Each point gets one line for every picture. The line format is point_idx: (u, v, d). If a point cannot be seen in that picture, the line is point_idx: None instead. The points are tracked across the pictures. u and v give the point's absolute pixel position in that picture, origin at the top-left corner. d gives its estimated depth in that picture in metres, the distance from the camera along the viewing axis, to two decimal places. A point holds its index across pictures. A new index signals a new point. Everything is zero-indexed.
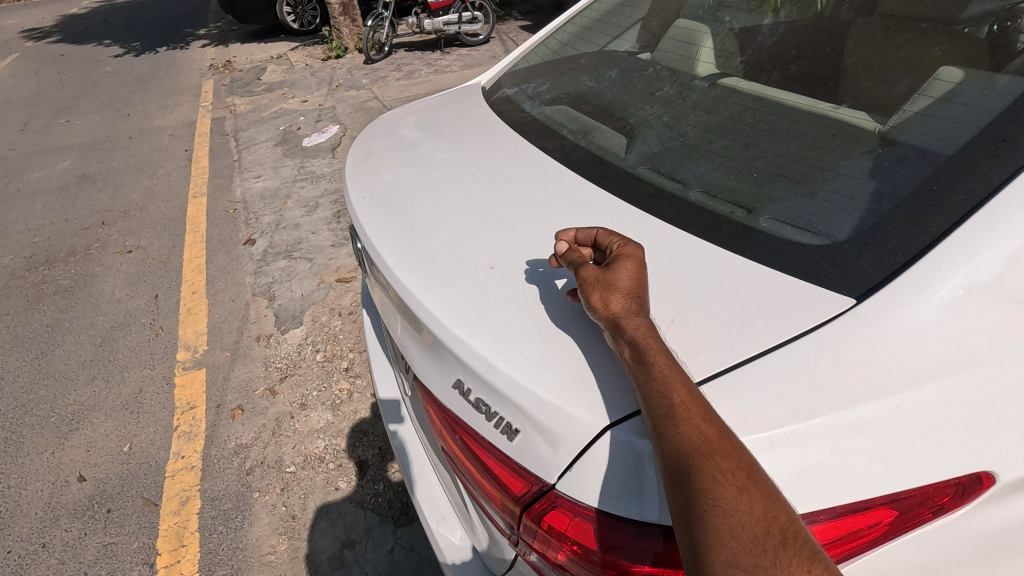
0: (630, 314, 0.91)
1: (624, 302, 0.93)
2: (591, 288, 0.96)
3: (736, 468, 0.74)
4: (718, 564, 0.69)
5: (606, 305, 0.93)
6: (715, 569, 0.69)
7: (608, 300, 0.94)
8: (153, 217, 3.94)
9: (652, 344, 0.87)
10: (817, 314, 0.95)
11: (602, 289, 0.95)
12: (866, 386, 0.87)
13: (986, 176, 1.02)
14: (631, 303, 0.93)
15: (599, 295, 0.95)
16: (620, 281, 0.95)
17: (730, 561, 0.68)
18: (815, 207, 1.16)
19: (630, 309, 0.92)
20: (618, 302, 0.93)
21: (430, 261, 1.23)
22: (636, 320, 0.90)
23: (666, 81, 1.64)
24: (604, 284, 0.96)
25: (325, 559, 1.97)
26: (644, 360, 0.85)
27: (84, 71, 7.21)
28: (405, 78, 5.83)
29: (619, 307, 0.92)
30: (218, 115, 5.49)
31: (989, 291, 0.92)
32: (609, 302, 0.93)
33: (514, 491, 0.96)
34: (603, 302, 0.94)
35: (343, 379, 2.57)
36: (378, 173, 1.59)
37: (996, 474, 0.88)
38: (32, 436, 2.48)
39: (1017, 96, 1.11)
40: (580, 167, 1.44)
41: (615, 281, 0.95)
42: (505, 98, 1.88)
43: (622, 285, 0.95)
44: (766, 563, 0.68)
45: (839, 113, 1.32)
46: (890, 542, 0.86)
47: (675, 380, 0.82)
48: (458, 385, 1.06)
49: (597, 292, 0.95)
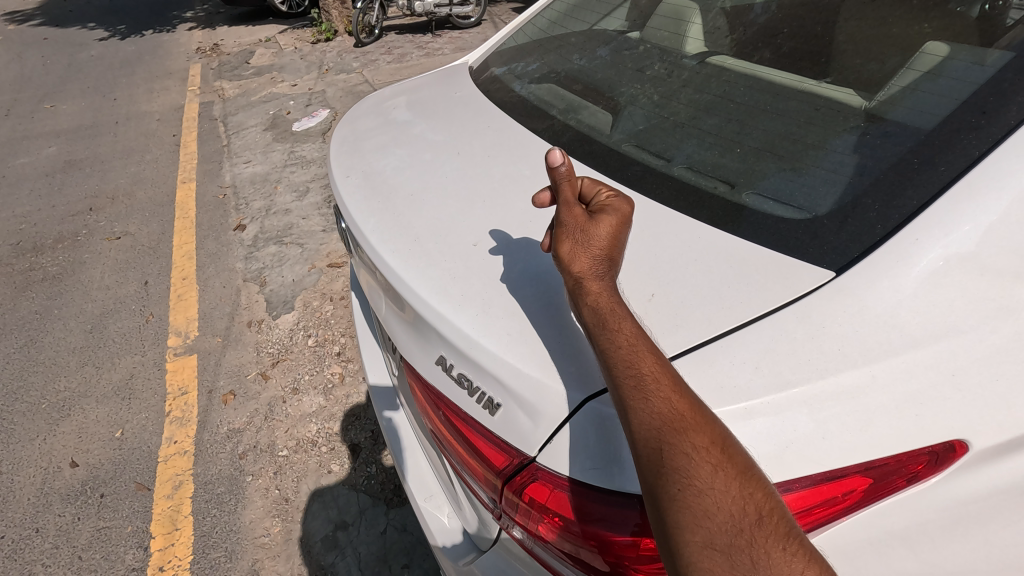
0: (593, 278, 0.91)
1: (592, 263, 0.92)
2: (565, 237, 0.95)
3: (710, 444, 0.75)
4: (693, 544, 0.70)
5: (572, 261, 0.93)
6: (689, 549, 0.70)
7: (575, 254, 0.93)
8: (142, 203, 3.90)
9: (617, 311, 0.87)
10: (796, 287, 0.96)
11: (576, 241, 0.94)
12: (844, 357, 0.87)
13: (966, 148, 1.03)
14: (599, 264, 0.92)
15: (570, 247, 0.94)
16: (594, 239, 0.93)
17: (705, 542, 0.70)
18: (799, 182, 1.16)
19: (595, 271, 0.91)
20: (585, 261, 0.92)
21: (415, 240, 1.22)
22: (599, 284, 0.90)
23: (655, 59, 1.63)
24: (579, 236, 0.94)
25: (319, 540, 1.98)
26: (608, 327, 0.85)
27: (69, 55, 7.07)
28: (396, 61, 5.75)
29: (584, 267, 0.92)
30: (206, 100, 5.41)
31: (966, 262, 0.93)
32: (575, 257, 0.93)
33: (496, 464, 0.97)
34: (570, 257, 0.93)
35: (335, 363, 2.57)
36: (365, 153, 1.57)
37: (969, 442, 0.89)
38: (24, 423, 2.47)
39: (1000, 69, 1.11)
40: (567, 146, 1.43)
41: (589, 238, 0.94)
42: (493, 77, 1.86)
43: (595, 243, 0.93)
44: (742, 542, 0.69)
45: (825, 90, 1.31)
46: (864, 508, 0.87)
47: (643, 351, 0.83)
48: (441, 361, 1.06)
49: (569, 243, 0.94)
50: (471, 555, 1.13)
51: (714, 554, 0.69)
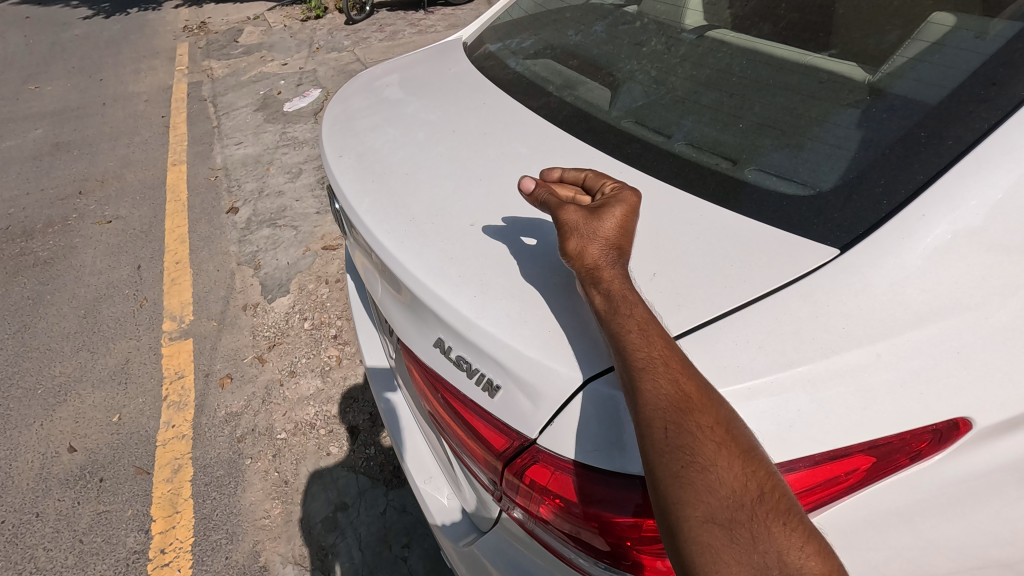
0: (606, 266, 0.90)
1: (602, 253, 0.91)
2: (570, 233, 0.93)
3: (715, 424, 0.75)
4: (694, 519, 0.70)
5: (582, 253, 0.91)
6: (690, 524, 0.69)
7: (584, 247, 0.92)
8: (133, 185, 3.84)
9: (628, 297, 0.86)
10: (799, 265, 0.94)
11: (582, 235, 0.92)
12: (849, 336, 0.86)
13: (974, 121, 1.01)
14: (610, 254, 0.91)
15: (576, 242, 0.92)
16: (603, 230, 0.92)
17: (706, 516, 0.69)
18: (802, 158, 1.14)
19: (607, 259, 0.90)
20: (595, 251, 0.91)
21: (410, 221, 1.20)
22: (611, 272, 0.89)
23: (653, 34, 1.58)
24: (585, 229, 0.93)
25: (319, 521, 1.99)
26: (618, 311, 0.85)
27: (53, 35, 6.91)
28: (388, 38, 5.63)
29: (595, 256, 0.91)
30: (195, 80, 5.30)
31: (974, 238, 0.92)
32: (585, 249, 0.91)
33: (497, 446, 0.96)
34: (579, 250, 0.92)
35: (332, 346, 2.55)
36: (359, 132, 1.53)
37: (972, 420, 0.89)
38: (20, 409, 2.46)
39: (1010, 40, 1.08)
40: (565, 123, 1.39)
41: (597, 229, 0.92)
42: (487, 54, 1.81)
43: (604, 234, 0.92)
44: (743, 517, 0.69)
45: (828, 63, 1.28)
46: (866, 487, 0.87)
47: (651, 334, 0.82)
48: (439, 343, 1.04)
49: (576, 238, 0.92)
50: (471, 536, 1.13)
51: (714, 529, 0.69)
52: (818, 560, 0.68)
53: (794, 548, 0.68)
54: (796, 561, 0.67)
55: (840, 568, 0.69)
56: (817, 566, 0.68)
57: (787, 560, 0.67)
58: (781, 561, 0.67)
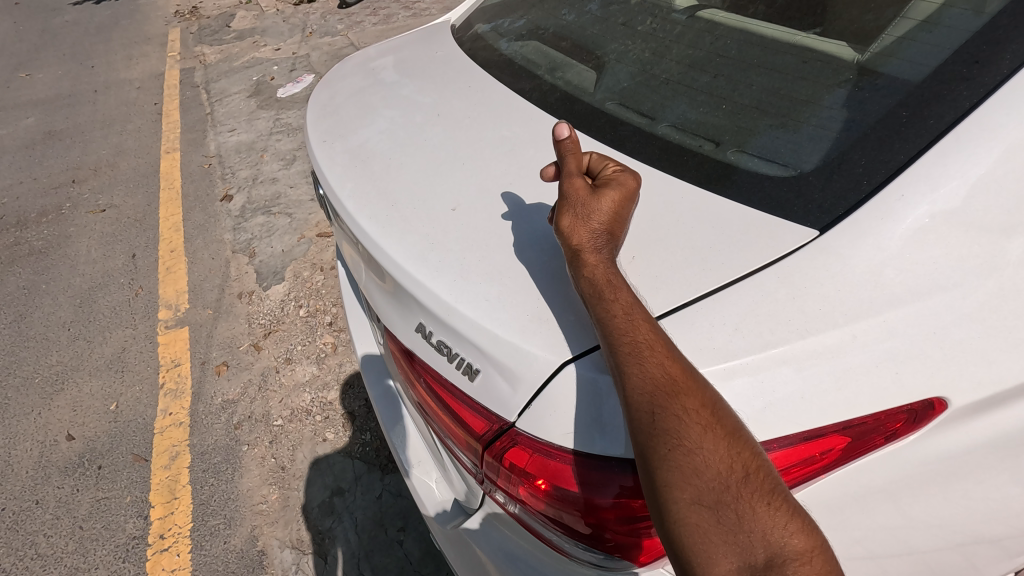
0: (594, 249, 0.90)
1: (591, 236, 0.91)
2: (566, 211, 0.94)
3: (701, 406, 0.75)
4: (681, 502, 0.70)
5: (572, 233, 0.92)
6: (677, 506, 0.70)
7: (576, 228, 0.92)
8: (126, 173, 3.81)
9: (615, 283, 0.86)
10: (778, 247, 0.94)
11: (577, 214, 0.93)
12: (826, 318, 0.86)
13: (956, 100, 1.00)
14: (598, 236, 0.91)
15: (570, 220, 0.93)
16: (597, 212, 0.92)
17: (693, 498, 0.70)
18: (786, 140, 1.13)
19: (595, 244, 0.90)
20: (584, 233, 0.91)
21: (392, 206, 1.20)
22: (597, 256, 0.89)
23: (643, 13, 1.55)
24: (580, 210, 0.93)
25: (316, 506, 2.01)
26: (605, 296, 0.85)
27: (42, 21, 6.82)
28: (382, 22, 5.55)
29: (584, 238, 0.91)
30: (187, 66, 5.24)
31: (953, 218, 0.92)
32: (575, 231, 0.92)
33: (477, 430, 0.96)
34: (571, 229, 0.92)
35: (327, 333, 2.56)
36: (345, 116, 1.52)
37: (947, 400, 0.89)
38: (18, 398, 2.47)
39: (995, 16, 1.06)
40: (551, 107, 1.38)
41: (592, 212, 0.92)
42: (476, 35, 1.79)
43: (596, 216, 0.92)
44: (728, 498, 0.70)
45: (814, 42, 1.26)
46: (841, 465, 0.88)
47: (638, 319, 0.82)
48: (420, 328, 1.05)
49: (570, 217, 0.93)
50: (458, 519, 1.14)
51: (701, 510, 0.69)
52: (801, 537, 0.69)
53: (778, 528, 0.69)
54: (780, 539, 0.68)
55: (825, 545, 0.70)
56: (802, 544, 0.69)
57: (770, 538, 0.68)
58: (765, 539, 0.68)
